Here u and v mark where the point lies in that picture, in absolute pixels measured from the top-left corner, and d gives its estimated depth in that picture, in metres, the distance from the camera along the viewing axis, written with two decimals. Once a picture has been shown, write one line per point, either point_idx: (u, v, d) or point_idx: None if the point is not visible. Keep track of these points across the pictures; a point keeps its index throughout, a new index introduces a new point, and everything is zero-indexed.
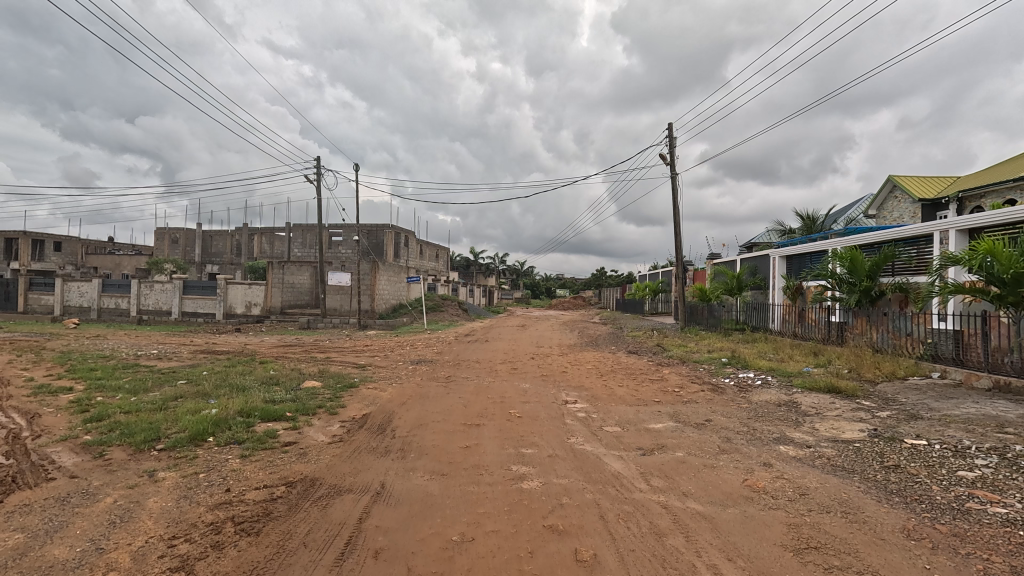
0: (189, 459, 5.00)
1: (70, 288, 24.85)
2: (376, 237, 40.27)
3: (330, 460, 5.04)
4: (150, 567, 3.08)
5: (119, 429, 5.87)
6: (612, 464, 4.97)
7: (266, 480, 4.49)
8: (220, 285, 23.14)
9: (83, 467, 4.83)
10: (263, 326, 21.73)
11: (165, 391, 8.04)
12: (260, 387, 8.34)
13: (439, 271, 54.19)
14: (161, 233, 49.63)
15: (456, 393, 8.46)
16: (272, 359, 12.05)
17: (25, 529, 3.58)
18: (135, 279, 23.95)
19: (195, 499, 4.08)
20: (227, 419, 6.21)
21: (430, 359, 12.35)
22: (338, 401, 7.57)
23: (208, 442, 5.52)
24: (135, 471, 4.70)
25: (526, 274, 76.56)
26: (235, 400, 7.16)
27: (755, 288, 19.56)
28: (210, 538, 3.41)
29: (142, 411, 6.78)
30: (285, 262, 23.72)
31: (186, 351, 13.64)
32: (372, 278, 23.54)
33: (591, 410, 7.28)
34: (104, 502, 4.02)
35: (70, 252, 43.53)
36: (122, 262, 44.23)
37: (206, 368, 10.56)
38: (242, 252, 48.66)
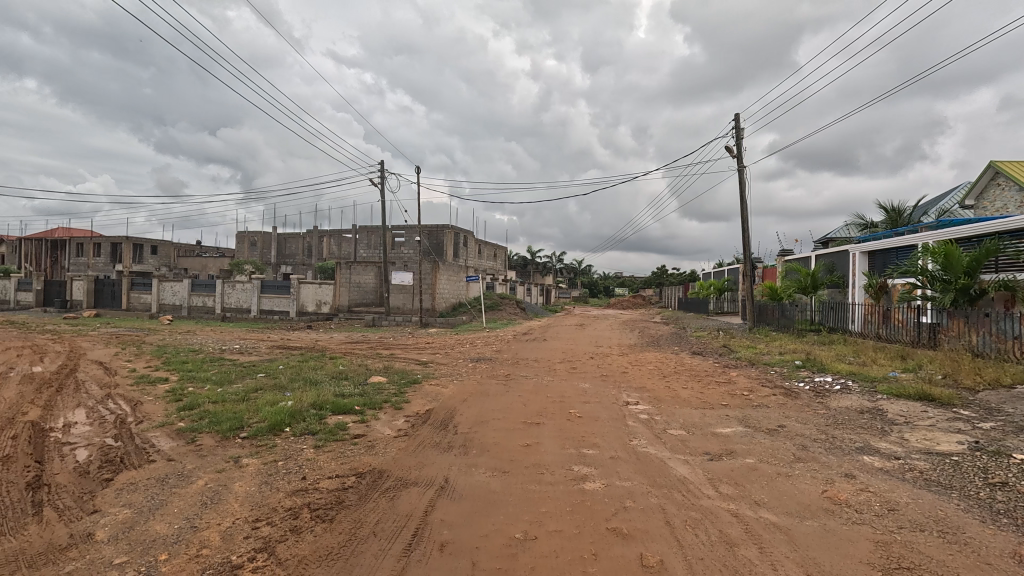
0: (268, 447, 5.35)
1: (165, 287, 27.29)
2: (437, 237, 41.21)
3: (396, 453, 5.22)
4: (237, 546, 3.31)
5: (208, 418, 6.38)
6: (678, 469, 4.81)
7: (338, 470, 4.72)
8: (293, 285, 24.50)
9: (178, 451, 5.28)
10: (332, 323, 22.87)
11: (246, 384, 8.64)
12: (331, 381, 8.77)
13: (497, 270, 54.75)
14: (242, 237, 53.49)
15: (515, 391, 8.49)
16: (341, 356, 12.60)
17: (132, 505, 3.97)
18: (220, 280, 25.92)
19: (275, 485, 4.36)
20: (302, 411, 6.56)
21: (490, 358, 12.49)
22: (402, 396, 7.82)
23: (285, 432, 5.87)
24: (221, 457, 5.09)
25: (583, 272, 75.80)
26: (308, 393, 7.56)
27: (832, 287, 18.30)
28: (288, 523, 3.62)
29: (227, 401, 7.33)
30: (352, 262, 24.83)
31: (264, 346, 14.58)
32: (433, 277, 24.10)
33: (655, 412, 7.07)
34: (197, 484, 4.38)
35: (165, 254, 47.96)
36: (209, 264, 48.04)
37: (282, 362, 11.23)
38: (313, 253, 51.46)
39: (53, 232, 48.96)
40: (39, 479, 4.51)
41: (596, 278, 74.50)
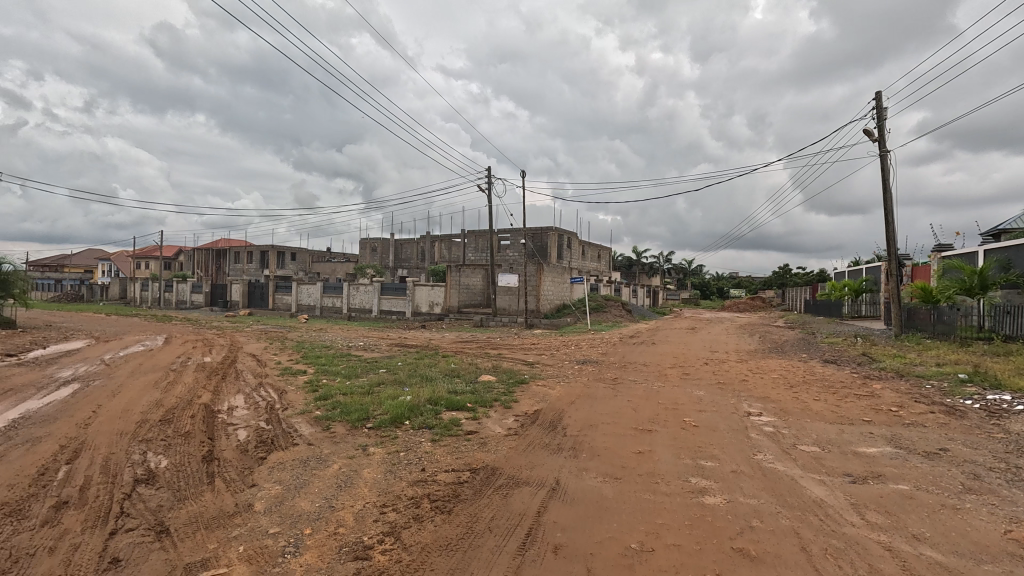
0: (391, 438, 5.76)
1: (303, 289, 30.72)
2: (541, 240, 41.62)
3: (507, 452, 5.33)
4: (368, 528, 3.59)
5: (340, 408, 7.04)
6: (813, 489, 4.33)
7: (454, 464, 4.93)
8: (409, 287, 26.23)
9: (316, 437, 5.89)
10: (444, 323, 24.10)
11: (370, 378, 9.41)
12: (445, 378, 9.23)
13: (601, 271, 53.90)
14: (364, 243, 58.53)
15: (624, 396, 8.26)
16: (453, 354, 13.23)
17: (282, 482, 4.50)
18: (346, 282, 28.59)
19: (398, 474, 4.67)
20: (419, 406, 6.97)
21: (596, 360, 12.31)
22: (511, 396, 7.98)
23: (405, 425, 6.28)
24: (352, 445, 5.58)
25: (694, 272, 71.82)
26: (424, 389, 8.03)
27: (1009, 287, 15.36)
28: (411, 511, 3.85)
29: (355, 393, 8.03)
30: (461, 265, 25.96)
31: (385, 343, 15.79)
32: (538, 279, 24.37)
33: (781, 425, 6.45)
34: (332, 468, 4.85)
35: (302, 260, 54.07)
36: (337, 268, 53.23)
37: (400, 359, 12.07)
38: (425, 257, 54.70)
39: (217, 242, 57.46)
40: (211, 453, 5.30)
41: (709, 278, 70.17)
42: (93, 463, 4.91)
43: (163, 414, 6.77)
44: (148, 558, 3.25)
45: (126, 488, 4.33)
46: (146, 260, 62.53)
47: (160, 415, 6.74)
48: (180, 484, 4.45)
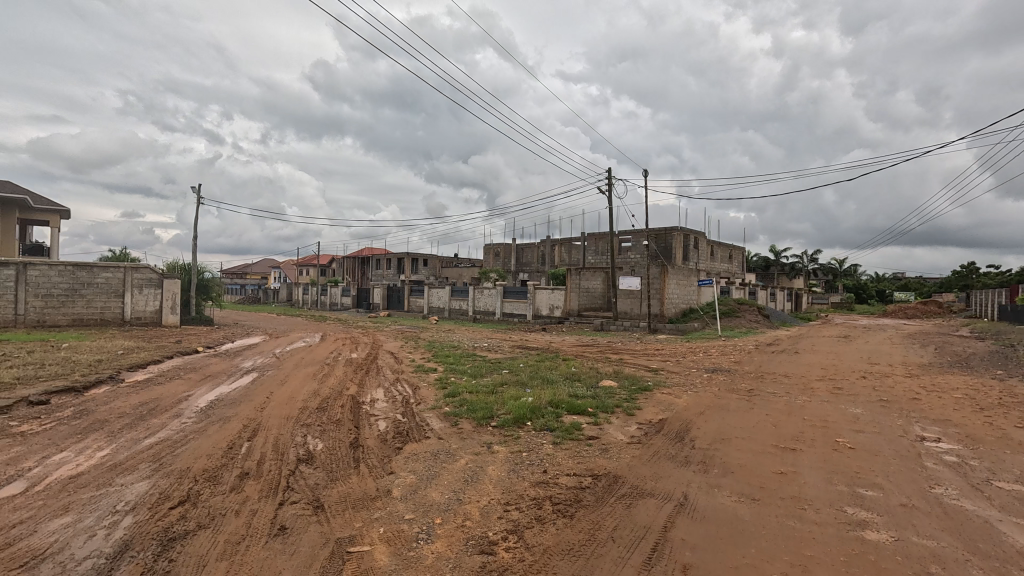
0: (514, 438, 5.91)
1: (433, 293, 33.00)
2: (665, 240, 39.80)
3: (630, 460, 5.15)
4: (493, 524, 3.72)
5: (466, 405, 7.41)
6: (1014, 538, 3.53)
7: (576, 468, 4.90)
8: (530, 290, 26.79)
9: (445, 432, 6.26)
10: (564, 326, 24.19)
11: (495, 378, 9.78)
12: (565, 381, 9.23)
13: (733, 273, 49.94)
14: (488, 249, 61.12)
15: (762, 409, 7.53)
16: (573, 358, 13.19)
17: (416, 472, 4.86)
18: (472, 286, 30.09)
19: (521, 473, 4.76)
20: (541, 408, 7.06)
21: (728, 369, 11.41)
22: (634, 402, 7.72)
23: (527, 425, 6.40)
24: (477, 441, 5.83)
25: (846, 273, 63.29)
26: (546, 391, 8.11)
27: None
28: (533, 512, 3.91)
29: (480, 392, 8.40)
30: (581, 268, 25.84)
31: (507, 345, 16.31)
32: (662, 282, 23.31)
33: (967, 455, 5.37)
34: (460, 462, 5.11)
35: (433, 266, 58.15)
36: (463, 273, 56.26)
37: (522, 361, 12.36)
38: (546, 261, 55.44)
39: (362, 250, 64.17)
40: (357, 440, 5.91)
41: (866, 280, 61.28)
42: (266, 441, 5.76)
43: (319, 403, 7.72)
44: (308, 529, 3.71)
45: (290, 465, 5.00)
46: (306, 267, 72.05)
47: (317, 403, 7.69)
48: (332, 466, 5.02)
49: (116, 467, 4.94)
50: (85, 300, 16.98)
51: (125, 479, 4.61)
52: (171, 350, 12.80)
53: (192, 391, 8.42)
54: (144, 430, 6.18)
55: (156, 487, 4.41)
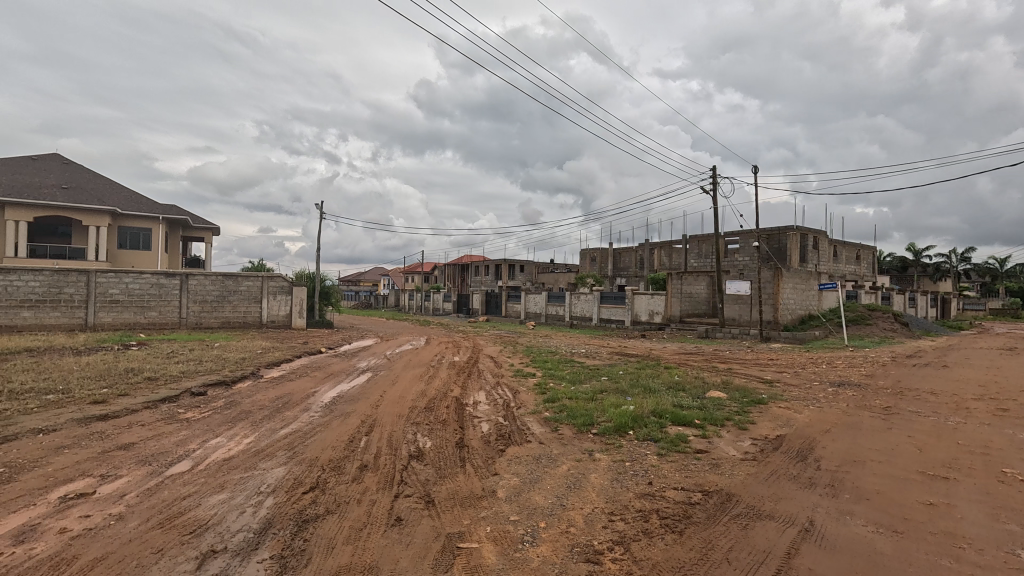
0: (616, 446, 5.78)
1: (530, 298, 33.41)
2: (778, 241, 36.69)
3: (744, 478, 4.81)
4: (598, 533, 3.67)
5: (566, 411, 7.40)
6: None
7: (684, 482, 4.67)
8: (629, 296, 26.09)
9: (546, 437, 6.30)
10: (665, 333, 23.22)
11: (594, 384, 9.64)
12: (669, 391, 8.85)
13: (861, 275, 44.64)
14: (585, 254, 60.58)
15: (902, 429, 6.63)
16: (676, 366, 12.60)
17: (519, 475, 4.94)
18: (568, 292, 30.01)
19: (625, 483, 4.65)
20: (643, 417, 6.84)
21: (858, 383, 10.19)
22: (746, 416, 7.19)
23: (629, 434, 6.23)
24: (578, 448, 5.79)
25: (1010, 274, 53.74)
26: (648, 400, 7.83)
27: None
28: (639, 524, 3.80)
29: (580, 398, 8.34)
30: (684, 272, 24.65)
31: (606, 352, 16.01)
32: (775, 286, 21.48)
33: None
34: (562, 468, 5.11)
35: (529, 272, 58.93)
36: (559, 278, 56.31)
37: (622, 368, 12.05)
38: (644, 265, 53.68)
39: (462, 257, 66.86)
40: (462, 440, 6.15)
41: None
42: (382, 437, 6.21)
43: (426, 403, 8.16)
44: (421, 522, 3.93)
45: (403, 461, 5.34)
46: (412, 274, 76.64)
47: (425, 403, 8.14)
48: (441, 463, 5.28)
49: (258, 453, 5.61)
50: (232, 305, 19.53)
51: (266, 464, 5.23)
52: (300, 350, 14.28)
53: (317, 388, 9.33)
54: (280, 421, 6.96)
55: (291, 473, 4.94)
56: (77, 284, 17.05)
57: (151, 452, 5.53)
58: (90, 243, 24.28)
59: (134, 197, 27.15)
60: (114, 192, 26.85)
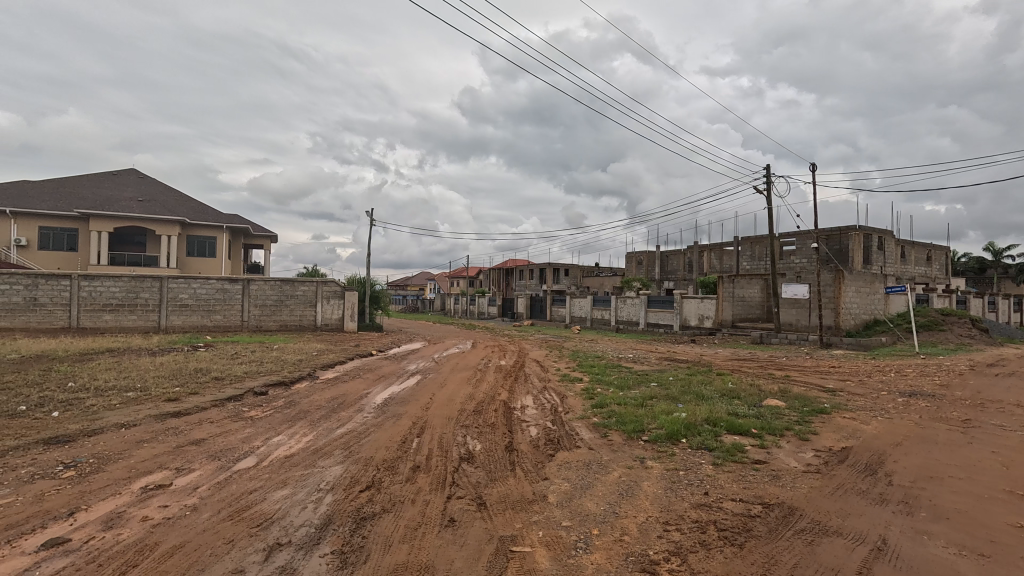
0: (668, 454, 5.64)
1: (575, 302, 33.18)
2: (839, 242, 34.79)
3: (808, 491, 4.58)
4: (653, 543, 3.59)
5: (615, 417, 7.29)
6: None
7: (742, 494, 4.50)
8: (677, 300, 25.43)
9: (595, 442, 6.23)
10: (716, 339, 22.46)
11: (643, 390, 9.44)
12: (723, 398, 8.54)
13: (933, 278, 41.60)
14: (630, 257, 59.55)
15: (985, 444, 6.12)
16: (729, 373, 12.16)
17: (570, 481, 4.91)
18: (614, 296, 29.58)
19: (680, 493, 4.53)
20: (696, 425, 6.64)
21: (933, 393, 9.47)
22: (808, 426, 6.84)
23: (682, 443, 6.06)
24: (629, 455, 5.69)
25: None
26: (701, 407, 7.59)
27: None
28: (696, 535, 3.69)
29: (629, 404, 8.19)
30: (736, 275, 23.78)
31: (654, 357, 15.65)
32: (837, 289, 20.33)
33: None
34: (613, 475, 5.04)
35: (574, 276, 58.57)
36: (605, 282, 55.61)
37: (672, 374, 11.73)
38: (693, 268, 52.18)
39: (506, 262, 67.24)
40: (512, 444, 6.18)
41: None
42: (433, 438, 6.32)
43: (475, 406, 8.24)
44: (474, 524, 3.98)
45: (454, 462, 5.42)
46: (457, 278, 77.78)
47: (473, 406, 8.23)
48: (491, 466, 5.32)
49: (317, 451, 5.85)
50: (289, 308, 20.47)
51: (324, 462, 5.44)
52: (352, 352, 14.76)
53: (369, 389, 9.63)
54: (336, 421, 7.22)
55: (349, 471, 5.12)
56: (152, 289, 18.34)
57: (219, 448, 5.87)
58: (162, 252, 26.09)
59: (201, 208, 28.94)
60: (183, 203, 28.74)
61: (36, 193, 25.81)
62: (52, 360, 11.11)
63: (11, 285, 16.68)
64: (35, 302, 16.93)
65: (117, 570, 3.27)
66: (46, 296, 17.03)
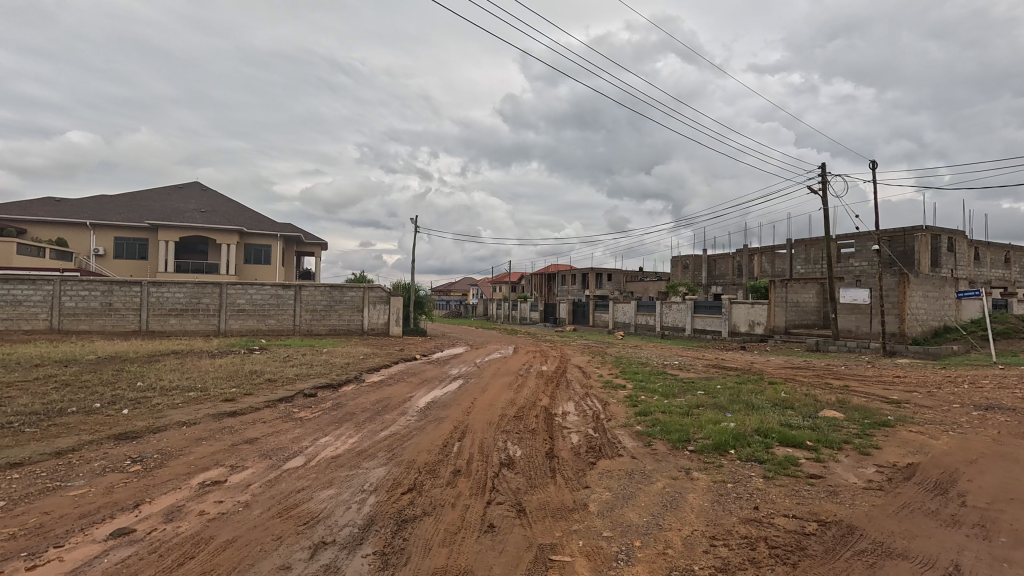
0: (716, 466, 5.43)
1: (619, 307, 32.70)
2: (903, 244, 32.68)
3: (869, 510, 4.29)
4: (698, 558, 3.46)
5: (660, 425, 7.11)
6: None
7: (796, 510, 4.26)
8: (725, 305, 24.57)
9: (638, 451, 6.08)
10: (768, 345, 21.52)
11: (689, 399, 9.15)
12: (775, 408, 8.14)
13: (1012, 281, 38.34)
14: (676, 261, 58.15)
15: None
16: (782, 381, 11.61)
17: (612, 490, 4.80)
18: (659, 301, 28.94)
19: (728, 506, 4.34)
20: (746, 435, 6.37)
21: (1013, 407, 8.68)
22: (870, 439, 6.43)
23: (730, 454, 5.82)
24: (674, 465, 5.52)
25: None
26: (751, 417, 7.28)
27: None
28: (745, 552, 3.52)
29: (674, 413, 7.96)
30: (789, 279, 22.75)
31: (701, 364, 15.18)
32: (901, 293, 19.05)
33: None
34: (657, 485, 4.89)
35: (617, 281, 57.81)
36: (649, 286, 54.51)
37: (720, 382, 11.31)
38: (743, 272, 50.33)
39: (549, 267, 67.18)
40: (552, 450, 6.12)
41: None
42: (474, 443, 6.36)
43: (516, 412, 8.23)
44: (513, 530, 3.96)
45: (495, 468, 5.42)
46: (500, 284, 78.23)
47: (514, 411, 8.23)
48: (531, 473, 5.28)
49: (362, 452, 6.00)
50: (338, 313, 21.18)
51: (369, 463, 5.56)
52: (397, 356, 15.10)
53: (413, 393, 9.80)
54: (380, 424, 7.38)
55: (391, 474, 5.21)
56: (212, 295, 19.41)
57: (271, 447, 6.12)
58: (222, 259, 27.63)
59: (257, 217, 30.46)
60: (241, 213, 30.35)
61: (113, 206, 27.93)
62: (124, 361, 11.92)
63: (90, 291, 18.05)
64: (110, 307, 18.27)
65: (176, 561, 3.45)
66: (119, 302, 18.34)
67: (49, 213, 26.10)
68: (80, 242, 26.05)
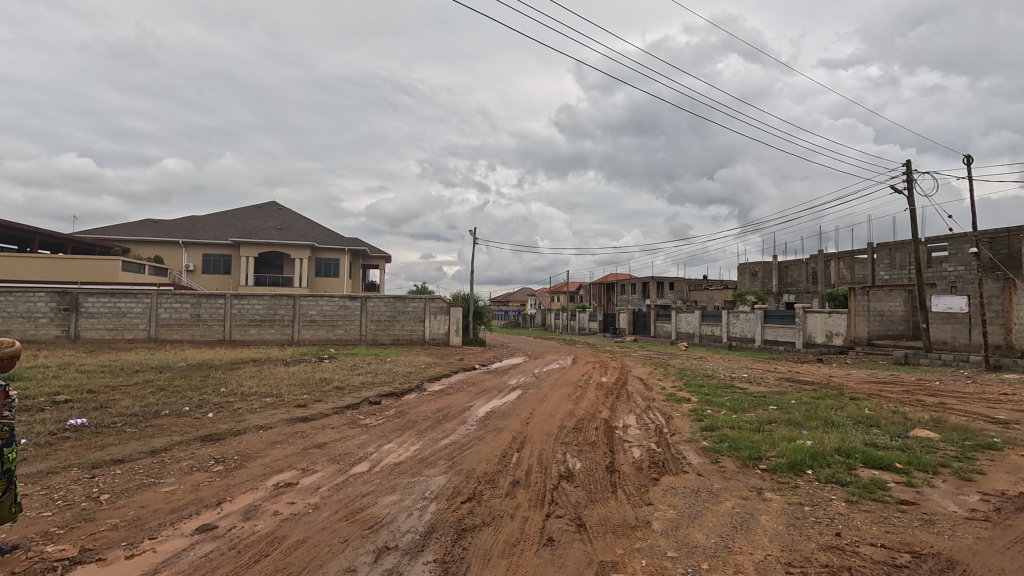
0: (791, 487, 5.07)
1: (682, 317, 31.58)
2: (1008, 246, 29.38)
3: (973, 542, 3.84)
4: None
5: (728, 441, 6.76)
6: None
7: (885, 539, 3.89)
8: (799, 314, 23.08)
9: (705, 468, 5.81)
10: (848, 358, 19.95)
11: (760, 414, 8.64)
12: (858, 426, 7.51)
13: None
14: (744, 268, 55.47)
15: None
16: (866, 397, 10.70)
17: (677, 508, 4.60)
18: (726, 310, 27.67)
19: (805, 531, 4.03)
20: (825, 455, 5.92)
21: None
22: (971, 464, 5.77)
23: (807, 474, 5.43)
24: (744, 484, 5.22)
25: None
26: (830, 435, 6.75)
27: None
28: None
29: (744, 429, 7.54)
30: (872, 286, 21.04)
31: (772, 377, 14.32)
32: (1006, 301, 17.07)
33: None
34: (726, 505, 4.64)
35: (680, 289, 56.03)
36: (714, 295, 52.32)
37: (794, 397, 10.59)
38: (819, 279, 47.15)
39: (608, 276, 66.23)
40: (613, 464, 5.97)
41: None
42: (533, 454, 6.32)
43: (575, 424, 8.12)
44: (573, 545, 3.89)
45: (554, 480, 5.37)
46: (558, 294, 77.97)
47: (574, 423, 8.11)
48: (591, 487, 5.18)
49: (423, 460, 6.13)
50: (401, 323, 21.89)
51: (430, 471, 5.67)
52: (457, 366, 15.35)
53: (473, 402, 9.91)
54: (440, 432, 7.52)
55: (451, 482, 5.28)
56: (287, 306, 20.66)
57: (338, 452, 6.39)
58: (296, 273, 29.41)
59: (327, 233, 32.17)
60: (313, 229, 32.19)
61: (201, 225, 30.51)
62: (210, 368, 12.90)
63: (181, 304, 19.74)
64: (198, 318, 19.88)
65: (252, 557, 3.66)
66: (206, 313, 19.93)
67: (149, 233, 28.92)
68: (174, 259, 28.68)
